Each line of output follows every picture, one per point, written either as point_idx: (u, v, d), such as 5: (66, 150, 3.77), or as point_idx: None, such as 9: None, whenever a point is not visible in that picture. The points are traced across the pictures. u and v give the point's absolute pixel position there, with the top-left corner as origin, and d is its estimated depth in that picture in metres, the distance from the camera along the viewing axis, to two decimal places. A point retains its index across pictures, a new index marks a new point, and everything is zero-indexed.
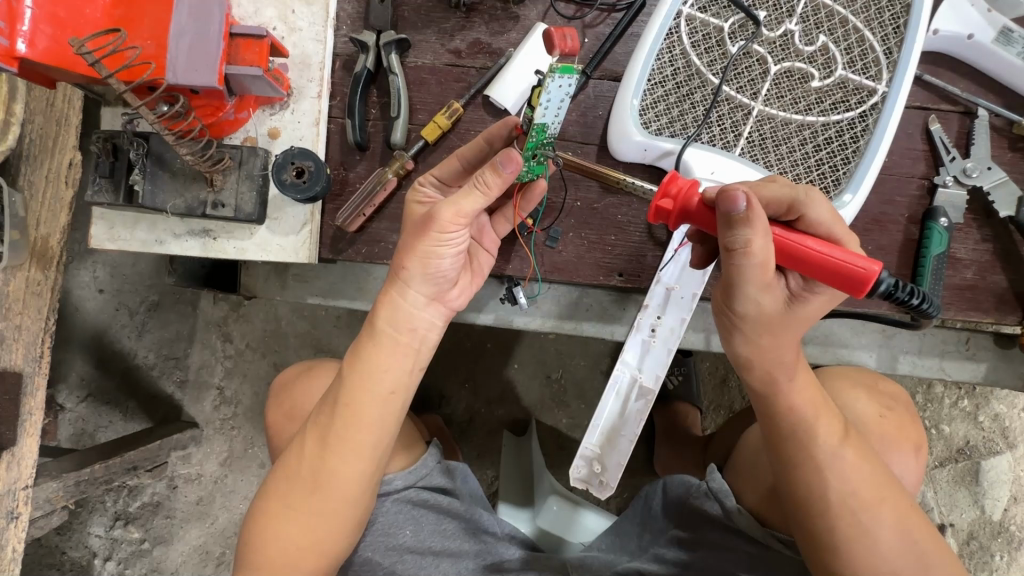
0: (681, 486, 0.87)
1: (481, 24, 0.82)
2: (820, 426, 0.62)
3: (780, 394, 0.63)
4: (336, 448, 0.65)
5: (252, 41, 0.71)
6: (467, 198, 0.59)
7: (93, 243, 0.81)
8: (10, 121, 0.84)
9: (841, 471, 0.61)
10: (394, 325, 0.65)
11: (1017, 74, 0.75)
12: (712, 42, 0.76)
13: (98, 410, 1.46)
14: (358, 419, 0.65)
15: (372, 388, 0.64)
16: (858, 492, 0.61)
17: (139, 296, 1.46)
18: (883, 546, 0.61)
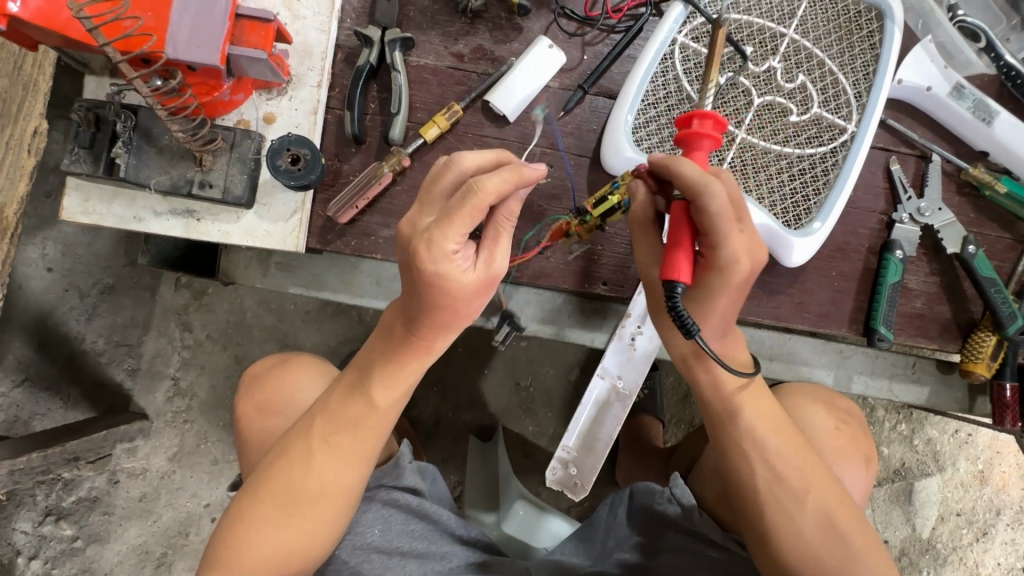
0: (646, 493, 0.88)
1: (485, 32, 0.84)
2: (755, 419, 0.66)
3: (711, 392, 0.68)
4: (333, 455, 0.66)
5: (258, 24, 0.70)
6: (500, 239, 0.59)
7: (64, 216, 0.77)
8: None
9: (768, 460, 0.66)
10: (387, 339, 0.65)
11: (967, 126, 0.83)
12: (703, 71, 0.81)
13: (36, 396, 1.37)
14: (353, 427, 0.66)
15: (369, 399, 0.66)
16: (788, 480, 0.65)
17: (92, 277, 1.38)
18: (806, 533, 0.64)
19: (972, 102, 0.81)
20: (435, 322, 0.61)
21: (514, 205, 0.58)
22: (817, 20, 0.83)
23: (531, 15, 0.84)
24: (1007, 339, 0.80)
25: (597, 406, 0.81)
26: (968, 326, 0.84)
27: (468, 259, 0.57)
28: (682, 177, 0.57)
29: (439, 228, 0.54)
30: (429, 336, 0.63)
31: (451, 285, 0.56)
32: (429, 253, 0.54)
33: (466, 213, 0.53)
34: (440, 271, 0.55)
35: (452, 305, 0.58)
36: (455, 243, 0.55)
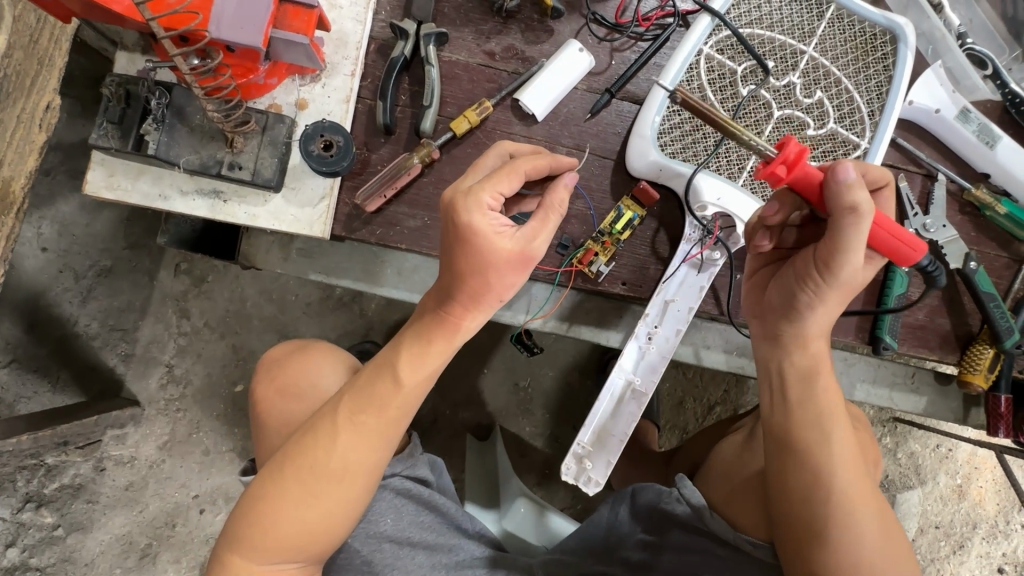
0: (652, 492, 0.90)
1: (517, 32, 0.85)
2: (835, 428, 0.69)
3: (785, 362, 0.73)
4: (356, 434, 0.68)
5: (301, 10, 0.71)
6: (543, 223, 0.64)
7: (86, 189, 0.76)
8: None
9: (842, 466, 0.68)
10: (423, 319, 0.70)
11: (971, 148, 0.87)
12: (726, 82, 0.85)
13: (23, 378, 1.33)
14: (380, 407, 0.69)
15: (396, 378, 0.69)
16: (853, 490, 0.67)
17: (89, 259, 1.34)
18: (864, 541, 0.66)
19: (977, 125, 0.85)
20: (466, 291, 0.65)
21: (561, 191, 0.65)
22: (835, 39, 0.87)
23: (563, 19, 0.86)
24: (1004, 352, 0.84)
25: (612, 403, 0.82)
26: (965, 338, 0.88)
27: (505, 226, 0.63)
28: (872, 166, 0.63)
29: (481, 183, 0.61)
30: (459, 312, 0.67)
31: (485, 244, 0.61)
32: (469, 212, 0.60)
33: (503, 179, 0.62)
34: (475, 229, 0.60)
35: (482, 269, 0.62)
36: (491, 198, 0.61)
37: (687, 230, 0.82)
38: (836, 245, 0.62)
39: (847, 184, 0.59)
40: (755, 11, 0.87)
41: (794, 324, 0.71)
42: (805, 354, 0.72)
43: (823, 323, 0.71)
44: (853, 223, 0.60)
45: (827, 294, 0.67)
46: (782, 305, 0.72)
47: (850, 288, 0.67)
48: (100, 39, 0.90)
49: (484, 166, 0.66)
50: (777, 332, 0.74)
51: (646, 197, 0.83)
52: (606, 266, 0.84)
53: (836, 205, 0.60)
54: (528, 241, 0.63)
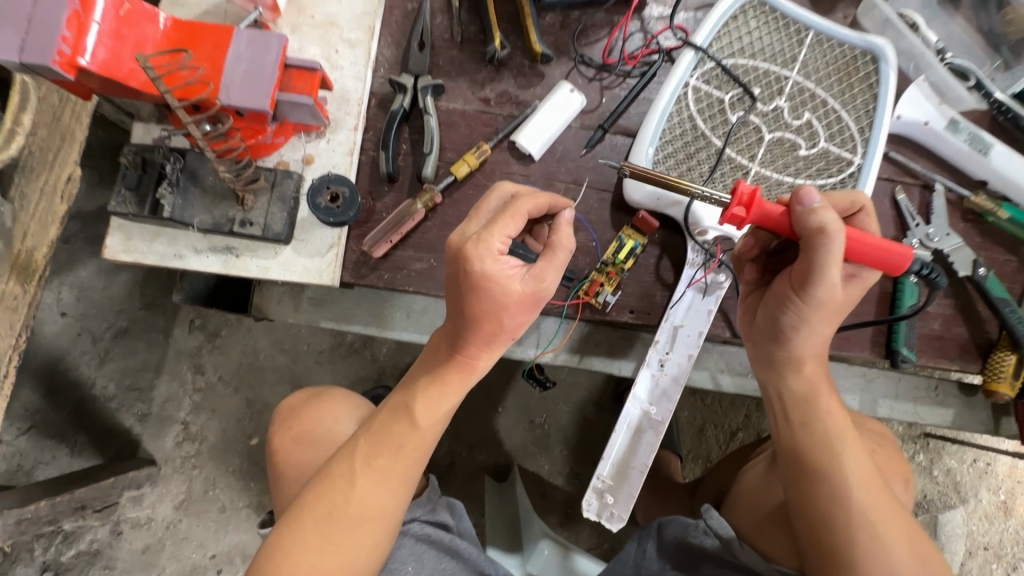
0: (678, 526, 0.88)
1: (510, 78, 0.89)
2: (844, 446, 0.68)
3: (790, 385, 0.72)
4: (374, 480, 0.68)
5: (305, 73, 0.75)
6: (554, 260, 0.66)
7: (105, 254, 0.79)
8: (16, 130, 0.92)
9: (858, 485, 0.66)
10: (433, 360, 0.70)
11: (963, 158, 0.88)
12: (715, 110, 0.87)
13: (42, 444, 1.34)
14: (394, 450, 0.68)
15: (411, 420, 0.69)
16: (875, 509, 0.65)
17: (106, 321, 1.38)
18: (896, 561, 0.63)
19: (968, 134, 0.86)
20: (479, 335, 0.66)
21: (564, 229, 0.67)
22: (816, 63, 0.90)
23: (553, 63, 0.90)
24: None
25: (630, 434, 0.80)
26: (987, 346, 0.86)
27: (515, 268, 0.63)
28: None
29: (488, 228, 0.62)
30: (473, 353, 0.68)
31: (497, 288, 0.62)
32: (477, 255, 0.61)
33: (509, 220, 0.62)
34: (485, 273, 0.61)
35: (494, 313, 0.63)
36: (500, 243, 0.62)
37: (690, 255, 0.82)
38: (809, 267, 0.63)
39: (814, 206, 0.61)
40: (737, 42, 0.90)
41: (784, 348, 0.71)
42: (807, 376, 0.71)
43: (813, 345, 0.70)
44: (826, 243, 0.62)
45: (811, 315, 0.67)
46: (770, 329, 0.72)
47: (834, 310, 0.66)
48: (117, 112, 0.96)
49: (486, 209, 0.67)
50: (771, 356, 0.73)
51: (645, 225, 0.84)
52: (613, 296, 0.84)
53: (806, 228, 0.62)
54: (539, 282, 0.64)
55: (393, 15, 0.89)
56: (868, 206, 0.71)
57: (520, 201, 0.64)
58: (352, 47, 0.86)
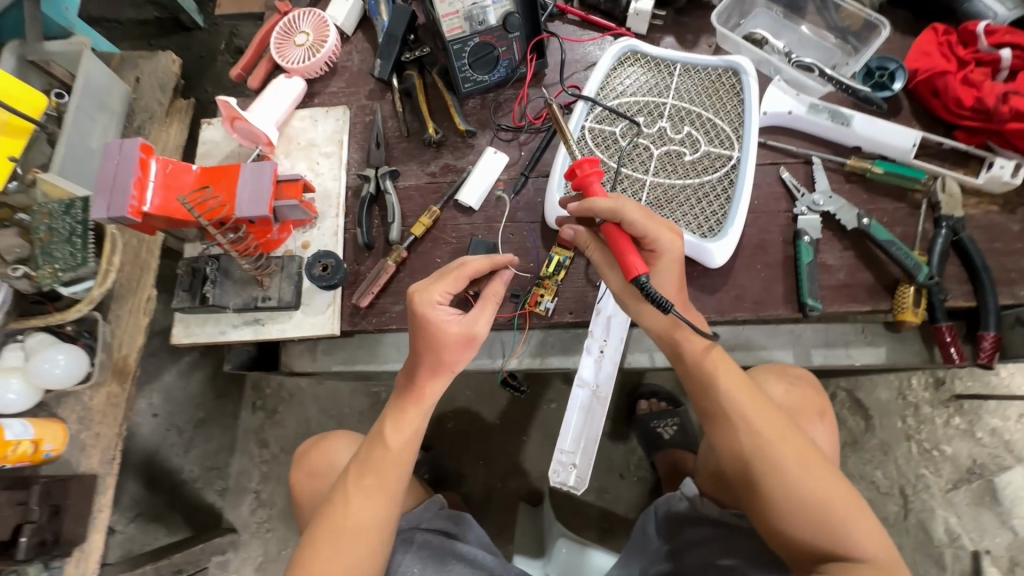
0: (665, 501, 1.02)
1: (448, 153, 1.14)
2: (734, 392, 0.82)
3: (685, 352, 0.84)
4: (365, 497, 0.86)
5: (292, 184, 1.03)
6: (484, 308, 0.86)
7: (173, 340, 1.07)
8: (109, 268, 1.31)
9: (749, 418, 0.81)
10: (396, 396, 0.90)
11: (830, 132, 1.03)
12: (609, 141, 1.08)
13: (144, 527, 1.64)
14: (376, 469, 0.87)
15: (384, 446, 0.88)
16: (768, 437, 0.80)
17: (187, 414, 1.73)
18: (793, 477, 0.78)
19: (827, 113, 1.02)
20: (427, 366, 0.86)
21: (497, 284, 0.88)
22: (689, 86, 1.10)
23: (479, 134, 1.15)
24: (923, 286, 0.93)
25: (583, 412, 0.95)
26: (892, 284, 0.96)
27: (452, 314, 0.85)
28: (601, 210, 0.79)
29: (435, 283, 0.85)
30: (423, 381, 0.87)
31: (434, 330, 0.83)
32: (424, 305, 0.84)
33: (450, 278, 0.85)
34: (426, 317, 0.83)
35: (433, 350, 0.84)
36: (440, 295, 0.85)
37: None
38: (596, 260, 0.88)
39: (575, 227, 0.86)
40: (619, 84, 1.11)
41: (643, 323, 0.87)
42: (691, 342, 0.84)
43: (651, 320, 0.85)
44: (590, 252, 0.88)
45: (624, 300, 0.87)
46: None
47: (630, 295, 0.85)
48: (178, 240, 1.29)
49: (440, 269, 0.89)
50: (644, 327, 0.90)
51: (566, 241, 1.04)
52: (552, 302, 1.02)
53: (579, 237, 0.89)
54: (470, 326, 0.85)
55: (357, 128, 1.19)
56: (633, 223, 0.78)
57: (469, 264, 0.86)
58: (329, 157, 1.15)
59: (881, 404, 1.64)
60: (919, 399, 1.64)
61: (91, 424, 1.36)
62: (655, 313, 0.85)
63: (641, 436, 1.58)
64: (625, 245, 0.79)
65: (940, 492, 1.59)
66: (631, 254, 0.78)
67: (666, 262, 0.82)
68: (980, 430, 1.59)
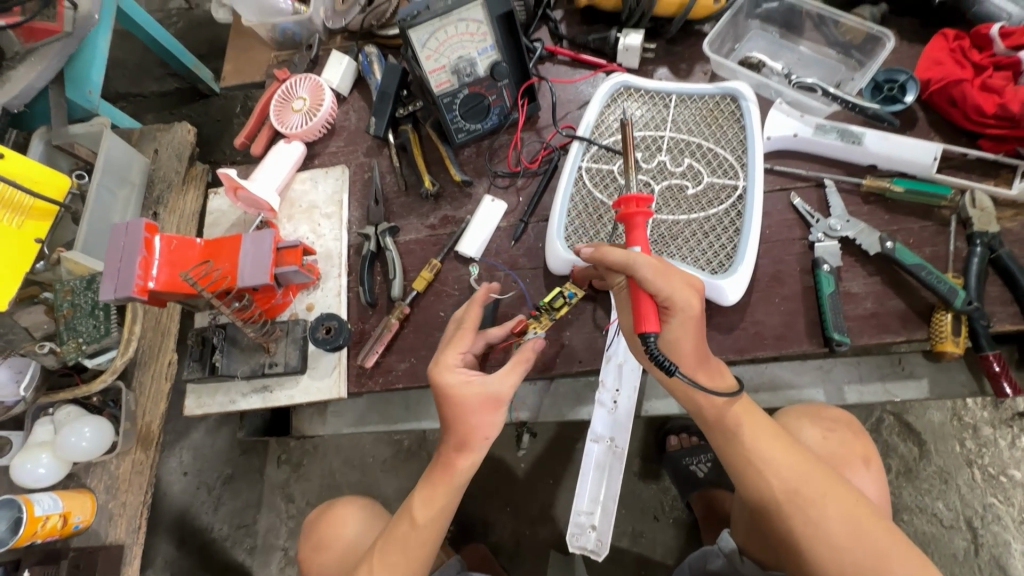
0: (698, 556, 0.96)
1: (447, 204, 1.14)
2: (759, 443, 0.77)
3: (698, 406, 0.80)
4: (387, 574, 0.83)
5: (291, 249, 1.03)
6: (510, 372, 0.81)
7: (186, 412, 1.08)
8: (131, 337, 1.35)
9: (777, 470, 0.75)
10: (427, 467, 0.86)
11: (841, 152, 0.98)
12: (608, 180, 1.05)
13: None
14: (402, 545, 0.84)
15: (411, 521, 0.84)
16: (800, 490, 0.74)
17: (216, 471, 1.81)
18: (832, 532, 0.72)
19: (836, 133, 0.97)
20: (454, 440, 0.82)
21: (528, 349, 0.83)
22: (686, 116, 1.06)
23: (476, 183, 1.14)
24: (961, 312, 0.85)
25: (600, 469, 0.90)
26: (927, 311, 0.89)
27: (474, 376, 0.81)
28: (612, 262, 0.71)
29: (446, 351, 0.83)
30: (452, 456, 0.83)
31: (459, 395, 0.79)
32: (439, 372, 0.81)
33: (459, 343, 0.82)
34: (444, 384, 0.80)
35: (461, 419, 0.80)
36: (454, 359, 0.82)
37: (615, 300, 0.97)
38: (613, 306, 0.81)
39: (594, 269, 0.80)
40: (614, 121, 1.09)
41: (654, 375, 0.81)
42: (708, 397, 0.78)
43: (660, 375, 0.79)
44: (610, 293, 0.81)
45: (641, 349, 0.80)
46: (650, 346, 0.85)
47: (637, 349, 0.80)
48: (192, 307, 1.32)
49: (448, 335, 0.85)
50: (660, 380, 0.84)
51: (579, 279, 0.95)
52: (538, 334, 0.95)
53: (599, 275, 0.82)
54: (496, 388, 0.80)
55: (356, 186, 1.20)
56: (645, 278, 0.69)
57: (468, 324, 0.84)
58: (329, 218, 1.16)
59: (935, 427, 1.51)
60: (978, 419, 1.51)
61: (118, 493, 1.37)
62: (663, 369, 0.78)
63: (673, 476, 1.49)
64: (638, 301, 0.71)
65: (1014, 523, 1.44)
66: (645, 309, 0.70)
67: (684, 325, 0.73)
68: None
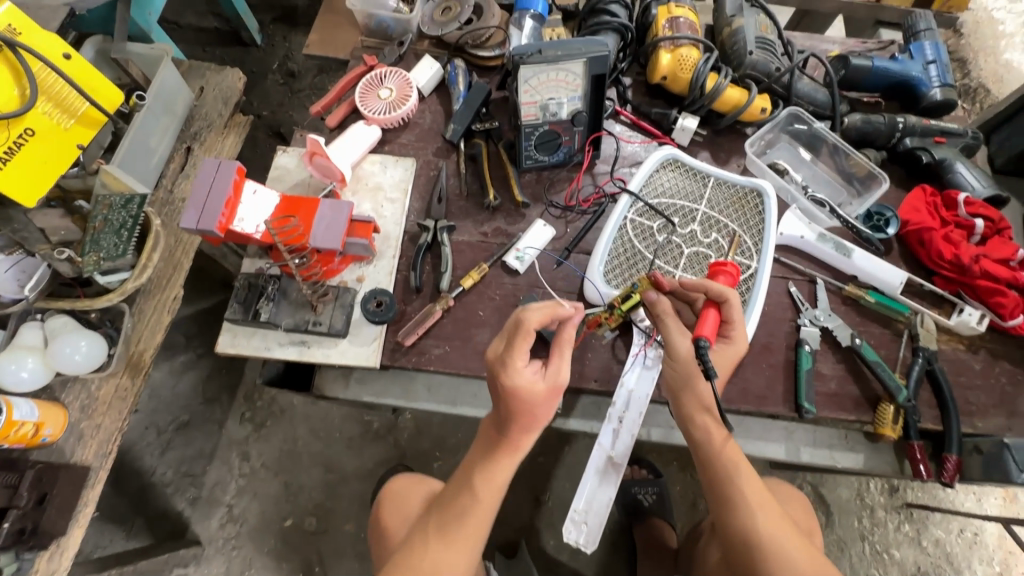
0: None
1: (502, 218, 1.27)
2: (743, 480, 0.93)
3: (697, 435, 0.97)
4: (445, 543, 0.92)
5: (362, 224, 1.12)
6: (561, 369, 0.92)
7: (217, 348, 1.12)
8: (148, 264, 1.30)
9: (755, 505, 0.92)
10: (486, 445, 0.97)
11: (833, 259, 1.20)
12: (647, 234, 1.22)
13: (102, 529, 1.69)
14: (462, 517, 0.93)
15: (472, 493, 0.94)
16: (772, 525, 0.90)
17: (171, 415, 1.80)
18: (791, 564, 0.88)
19: (833, 244, 1.19)
20: (519, 425, 0.92)
21: (570, 329, 0.94)
22: (720, 198, 1.25)
23: (531, 206, 1.28)
24: (902, 406, 1.08)
25: (598, 476, 1.04)
26: (875, 400, 1.11)
27: (535, 375, 0.91)
28: (713, 289, 0.96)
29: (511, 353, 0.89)
30: (517, 436, 0.94)
31: (525, 393, 0.88)
32: (514, 375, 0.88)
33: (523, 344, 0.89)
34: (515, 387, 0.88)
35: (531, 408, 0.90)
36: (522, 361, 0.89)
37: (636, 336, 1.13)
38: (665, 328, 0.98)
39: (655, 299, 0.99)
40: (660, 185, 1.26)
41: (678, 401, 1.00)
42: (709, 432, 0.96)
43: (689, 394, 0.97)
44: (663, 321, 0.98)
45: (677, 368, 0.97)
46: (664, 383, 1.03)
47: (692, 366, 0.95)
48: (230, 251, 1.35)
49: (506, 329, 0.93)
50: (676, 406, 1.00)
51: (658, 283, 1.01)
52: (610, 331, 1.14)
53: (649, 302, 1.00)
54: (554, 379, 0.91)
55: (420, 180, 1.30)
56: (732, 299, 0.96)
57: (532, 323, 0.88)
58: (393, 202, 1.25)
59: (841, 501, 1.77)
60: (875, 502, 1.78)
61: (93, 414, 1.29)
62: (698, 389, 0.96)
63: (622, 504, 1.65)
64: (707, 315, 0.95)
65: None
66: (709, 319, 0.94)
67: (723, 355, 0.99)
68: (924, 539, 1.73)
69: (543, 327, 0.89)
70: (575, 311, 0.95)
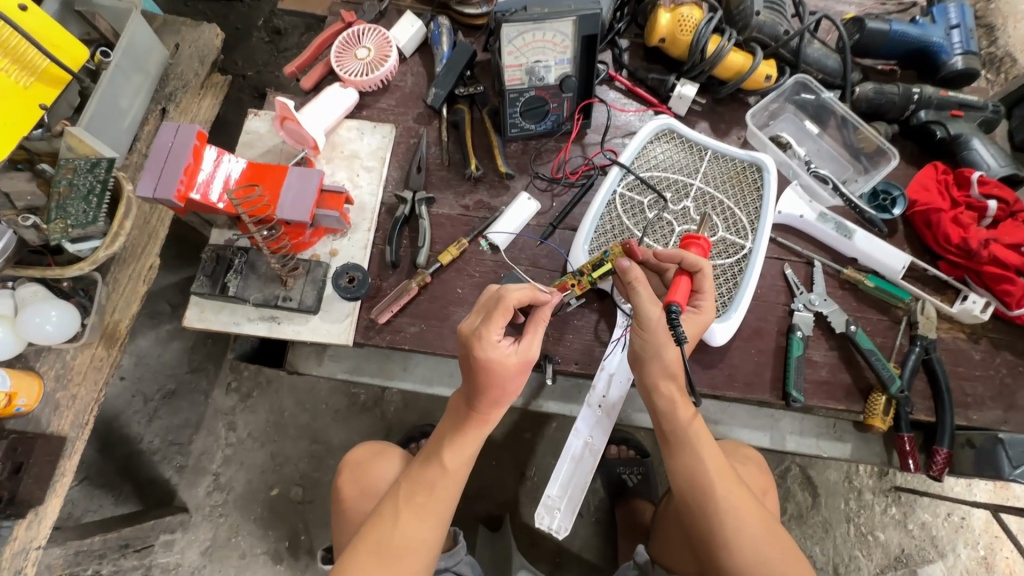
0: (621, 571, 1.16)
1: (484, 190, 1.20)
2: (706, 453, 0.91)
3: (662, 407, 0.94)
4: (413, 514, 0.90)
5: (334, 195, 1.06)
6: (535, 341, 0.88)
7: (185, 322, 1.08)
8: (119, 232, 1.23)
9: (718, 478, 0.89)
10: (453, 418, 0.94)
11: (832, 240, 1.14)
12: (636, 210, 1.15)
13: (91, 493, 1.70)
14: (430, 488, 0.91)
15: (441, 464, 0.92)
16: (734, 501, 0.88)
17: (157, 384, 1.77)
18: (752, 539, 0.85)
19: (833, 224, 1.12)
20: (488, 398, 0.89)
21: (545, 309, 0.89)
22: (717, 172, 1.17)
23: (516, 177, 1.21)
24: (893, 397, 1.03)
25: (573, 462, 1.01)
26: (867, 389, 1.07)
27: (510, 348, 0.86)
28: (688, 258, 0.93)
29: (485, 325, 0.84)
30: (486, 410, 0.91)
31: (497, 365, 0.84)
32: (492, 349, 0.84)
33: (500, 318, 0.84)
34: (488, 358, 0.84)
35: (501, 381, 0.86)
36: (496, 334, 0.84)
37: (619, 318, 1.08)
38: (637, 295, 0.91)
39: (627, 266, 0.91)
40: (653, 158, 1.18)
41: (642, 371, 0.95)
42: (674, 404, 0.94)
43: (654, 364, 0.93)
44: (635, 288, 0.91)
45: (645, 339, 0.93)
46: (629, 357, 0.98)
47: (663, 330, 0.91)
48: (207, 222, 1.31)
49: (483, 304, 0.88)
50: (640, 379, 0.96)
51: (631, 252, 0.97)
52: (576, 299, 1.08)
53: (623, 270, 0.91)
54: (526, 353, 0.87)
55: (399, 148, 1.23)
56: (706, 270, 0.94)
57: (509, 299, 0.85)
58: (369, 171, 1.19)
59: (829, 483, 1.76)
60: (863, 485, 1.77)
61: (69, 384, 1.24)
62: (664, 359, 0.92)
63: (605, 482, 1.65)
64: (679, 284, 0.93)
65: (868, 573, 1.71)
66: (682, 286, 0.93)
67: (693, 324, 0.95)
68: (911, 522, 1.72)
69: (522, 305, 0.86)
70: (554, 296, 0.92)
